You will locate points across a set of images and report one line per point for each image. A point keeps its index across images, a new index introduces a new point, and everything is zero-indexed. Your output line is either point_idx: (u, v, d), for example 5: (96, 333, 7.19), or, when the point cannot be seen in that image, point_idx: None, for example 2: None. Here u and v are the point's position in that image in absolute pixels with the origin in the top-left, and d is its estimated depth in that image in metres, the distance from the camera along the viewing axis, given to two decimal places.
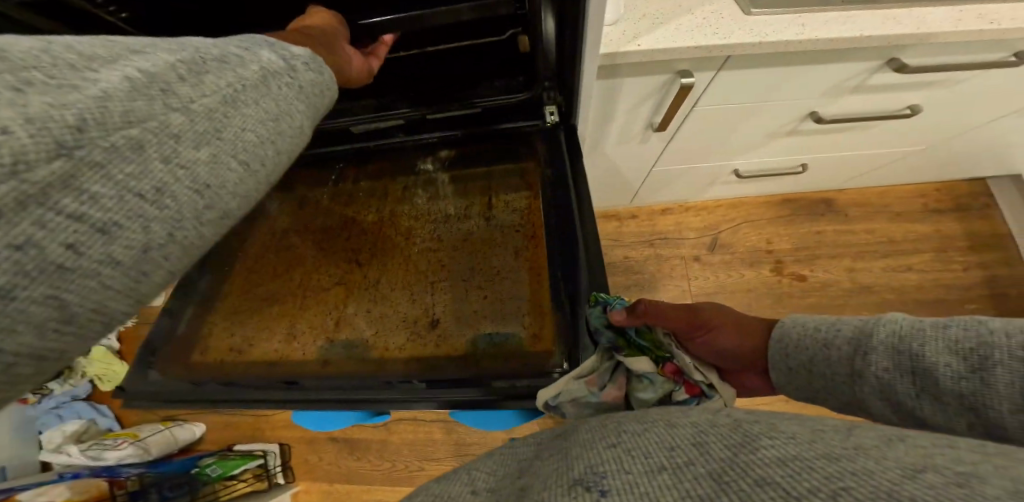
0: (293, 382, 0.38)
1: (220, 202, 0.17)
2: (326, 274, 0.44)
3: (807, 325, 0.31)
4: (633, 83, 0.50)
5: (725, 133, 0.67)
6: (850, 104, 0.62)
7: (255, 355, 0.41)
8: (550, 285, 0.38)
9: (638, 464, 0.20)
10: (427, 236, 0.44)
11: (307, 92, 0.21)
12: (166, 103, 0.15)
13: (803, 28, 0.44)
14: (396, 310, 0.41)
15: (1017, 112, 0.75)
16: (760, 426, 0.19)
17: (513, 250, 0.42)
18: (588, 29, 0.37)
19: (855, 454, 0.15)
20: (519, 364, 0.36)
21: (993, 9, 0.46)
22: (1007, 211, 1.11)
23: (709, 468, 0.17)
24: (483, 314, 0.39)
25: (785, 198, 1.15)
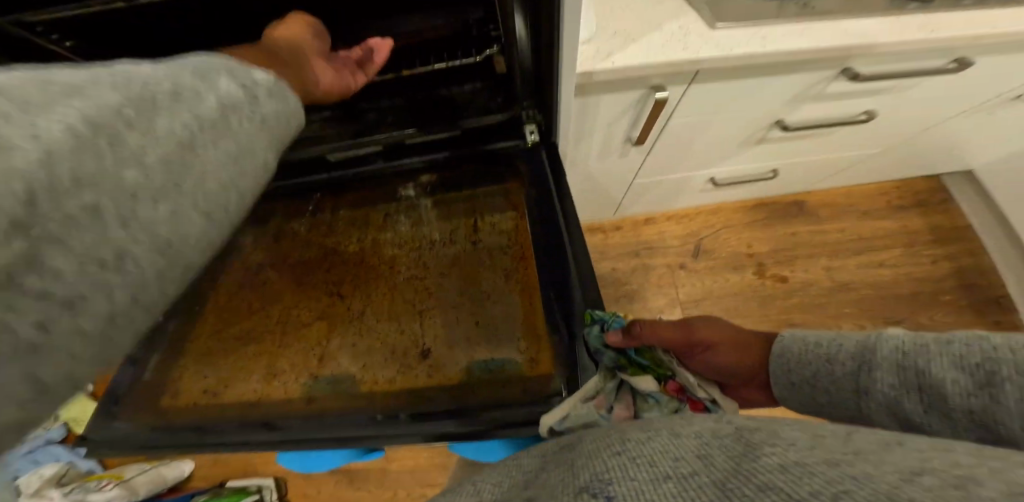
0: (279, 424, 0.36)
1: (189, 243, 0.19)
2: (307, 308, 0.41)
3: (810, 341, 0.32)
4: (610, 99, 0.52)
5: (700, 144, 0.69)
6: (813, 110, 0.65)
7: (230, 397, 0.38)
8: (543, 306, 0.38)
9: (642, 469, 0.19)
10: (412, 264, 0.43)
11: (264, 122, 0.24)
12: (131, 153, 0.16)
13: (765, 40, 0.46)
14: (386, 342, 0.39)
15: (961, 113, 0.81)
16: (759, 435, 0.19)
17: (501, 274, 0.42)
18: (564, 47, 0.38)
19: (851, 462, 0.15)
20: (518, 391, 0.35)
21: (931, 20, 0.50)
22: (963, 204, 1.18)
23: (713, 477, 0.17)
24: (476, 341, 0.38)
25: (759, 203, 1.19)
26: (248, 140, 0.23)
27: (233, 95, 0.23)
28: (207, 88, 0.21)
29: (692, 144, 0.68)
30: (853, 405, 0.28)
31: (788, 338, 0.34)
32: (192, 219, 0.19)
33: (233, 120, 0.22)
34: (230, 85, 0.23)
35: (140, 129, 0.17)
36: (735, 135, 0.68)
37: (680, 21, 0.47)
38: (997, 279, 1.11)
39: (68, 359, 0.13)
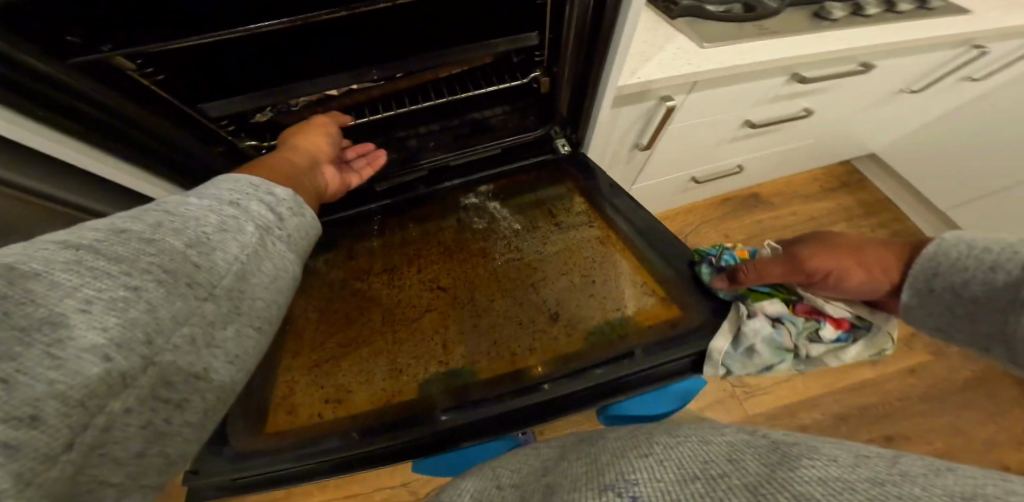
0: (434, 407, 0.39)
1: (242, 356, 0.24)
2: (414, 305, 0.47)
3: (965, 247, 0.32)
4: (631, 109, 0.65)
5: (687, 145, 0.84)
6: (770, 109, 0.82)
7: (359, 399, 0.41)
8: (653, 261, 0.48)
9: (671, 476, 0.24)
10: (506, 252, 0.52)
11: (292, 230, 0.28)
12: (191, 293, 0.21)
13: (742, 54, 0.64)
14: (507, 317, 0.47)
15: (863, 106, 1.04)
16: (800, 450, 0.23)
17: (597, 246, 0.51)
18: (615, 59, 0.51)
19: (898, 481, 0.19)
20: (622, 338, 0.43)
21: (835, 36, 0.70)
22: (877, 182, 1.44)
23: (744, 482, 0.21)
24: (580, 304, 0.47)
25: (724, 198, 1.36)
26: (282, 253, 0.27)
27: (267, 214, 0.26)
28: (246, 213, 0.25)
29: (681, 145, 0.82)
30: (1000, 323, 0.28)
31: (951, 241, 0.33)
32: (253, 327, 0.25)
33: (271, 238, 0.26)
34: (262, 207, 0.27)
35: (202, 267, 0.22)
36: (715, 134, 0.84)
37: (676, 44, 0.63)
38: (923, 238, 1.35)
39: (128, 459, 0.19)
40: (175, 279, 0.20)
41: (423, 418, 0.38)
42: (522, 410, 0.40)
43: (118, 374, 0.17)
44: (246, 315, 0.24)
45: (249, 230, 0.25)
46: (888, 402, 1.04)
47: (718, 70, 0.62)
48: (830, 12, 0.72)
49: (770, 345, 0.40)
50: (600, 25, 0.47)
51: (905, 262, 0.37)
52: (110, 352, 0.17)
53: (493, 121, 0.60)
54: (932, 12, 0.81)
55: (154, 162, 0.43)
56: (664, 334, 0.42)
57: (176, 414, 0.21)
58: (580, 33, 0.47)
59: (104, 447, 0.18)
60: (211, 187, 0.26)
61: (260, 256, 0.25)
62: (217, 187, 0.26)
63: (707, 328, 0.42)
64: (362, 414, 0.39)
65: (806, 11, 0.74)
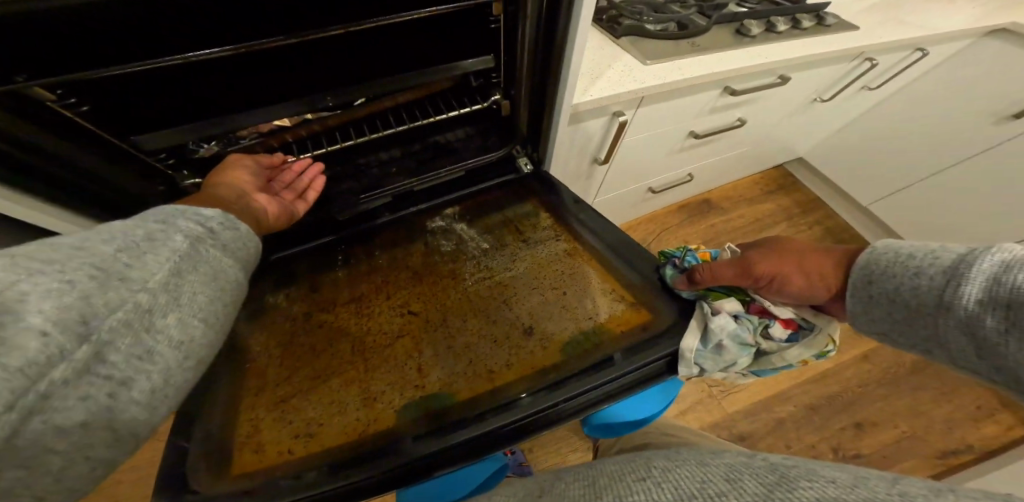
0: (409, 436, 0.36)
1: (189, 350, 0.26)
2: (384, 330, 0.45)
3: (895, 253, 0.36)
4: (585, 126, 0.69)
5: (641, 157, 0.89)
6: (711, 121, 0.90)
7: (332, 432, 0.38)
8: (620, 268, 0.49)
9: (666, 494, 0.23)
10: (476, 270, 0.51)
11: (227, 236, 0.30)
12: (127, 286, 0.22)
13: (682, 70, 0.70)
14: (482, 335, 0.46)
15: (786, 116, 1.17)
16: (800, 472, 0.23)
17: (567, 258, 0.52)
18: (568, 77, 0.54)
19: (897, 500, 0.19)
20: (601, 344, 0.44)
21: (758, 53, 0.79)
22: (807, 182, 1.61)
23: (743, 499, 0.21)
24: (556, 313, 0.47)
25: (679, 206, 1.45)
26: (217, 254, 0.29)
27: (197, 227, 0.28)
28: (173, 225, 0.27)
29: (634, 158, 0.88)
30: (931, 326, 0.33)
31: (883, 248, 0.37)
32: (195, 319, 0.26)
33: (201, 246, 0.28)
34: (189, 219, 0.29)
35: (134, 266, 0.23)
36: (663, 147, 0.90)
37: (624, 61, 0.68)
38: (853, 231, 1.51)
39: (68, 443, 0.20)
40: (107, 274, 0.22)
41: (388, 445, 0.36)
42: (507, 436, 0.37)
43: (55, 347, 0.18)
44: (185, 307, 0.25)
45: (177, 239, 0.27)
46: (847, 385, 1.12)
47: (662, 85, 0.67)
48: (750, 30, 0.82)
49: (735, 340, 0.41)
50: (553, 38, 0.49)
51: (843, 269, 0.40)
52: (49, 326, 0.18)
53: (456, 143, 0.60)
54: (830, 28, 0.94)
55: (74, 197, 0.38)
56: (645, 337, 0.43)
57: (124, 401, 0.22)
58: (533, 49, 0.50)
59: (32, 422, 0.18)
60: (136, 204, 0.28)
61: (190, 255, 0.27)
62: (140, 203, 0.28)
63: (678, 328, 0.43)
64: (334, 452, 0.36)
65: (729, 29, 0.85)
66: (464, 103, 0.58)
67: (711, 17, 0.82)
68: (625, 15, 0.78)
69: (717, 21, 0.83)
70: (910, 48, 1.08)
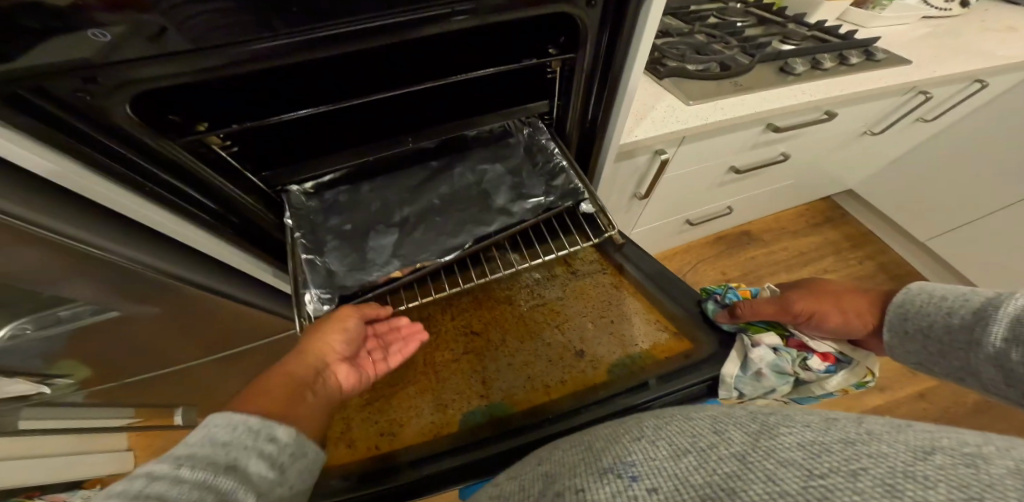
0: (459, 444, 0.42)
1: None
2: (451, 347, 0.55)
3: (927, 294, 0.39)
4: (629, 164, 0.82)
5: (684, 188, 1.02)
6: (751, 157, 1.01)
7: (411, 431, 0.47)
8: (661, 298, 0.52)
9: (663, 452, 0.27)
10: (530, 298, 0.59)
11: (295, 467, 0.31)
12: None
13: (723, 110, 0.79)
14: (537, 356, 0.53)
15: (829, 154, 1.24)
16: (777, 417, 0.27)
17: (613, 289, 0.58)
18: (617, 117, 0.61)
19: (866, 437, 0.23)
20: (641, 365, 0.49)
21: (803, 89, 0.86)
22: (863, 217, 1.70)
23: (733, 449, 0.24)
24: (602, 339, 0.54)
25: (718, 237, 1.59)
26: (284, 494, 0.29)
27: (266, 470, 0.29)
28: (247, 476, 0.27)
29: (678, 188, 1.01)
30: (965, 359, 0.34)
31: (915, 291, 0.40)
32: None
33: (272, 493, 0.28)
34: (262, 459, 0.29)
35: None
36: (705, 180, 1.03)
37: (667, 101, 0.78)
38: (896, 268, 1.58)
39: None
40: None
41: (451, 449, 0.42)
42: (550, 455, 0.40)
43: None
44: None
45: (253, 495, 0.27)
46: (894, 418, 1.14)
47: (704, 123, 0.76)
48: (794, 68, 0.87)
49: (773, 369, 0.43)
50: (605, 87, 0.57)
51: (878, 307, 0.43)
52: None
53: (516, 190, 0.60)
54: (879, 64, 0.94)
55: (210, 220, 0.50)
56: (685, 362, 0.47)
57: None
58: (587, 94, 0.59)
59: None
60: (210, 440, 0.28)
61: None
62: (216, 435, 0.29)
63: (716, 359, 0.46)
64: (411, 448, 0.44)
65: (773, 66, 0.89)
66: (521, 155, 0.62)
67: (754, 57, 0.87)
68: (667, 56, 0.87)
69: (760, 59, 0.88)
70: (966, 80, 1.07)
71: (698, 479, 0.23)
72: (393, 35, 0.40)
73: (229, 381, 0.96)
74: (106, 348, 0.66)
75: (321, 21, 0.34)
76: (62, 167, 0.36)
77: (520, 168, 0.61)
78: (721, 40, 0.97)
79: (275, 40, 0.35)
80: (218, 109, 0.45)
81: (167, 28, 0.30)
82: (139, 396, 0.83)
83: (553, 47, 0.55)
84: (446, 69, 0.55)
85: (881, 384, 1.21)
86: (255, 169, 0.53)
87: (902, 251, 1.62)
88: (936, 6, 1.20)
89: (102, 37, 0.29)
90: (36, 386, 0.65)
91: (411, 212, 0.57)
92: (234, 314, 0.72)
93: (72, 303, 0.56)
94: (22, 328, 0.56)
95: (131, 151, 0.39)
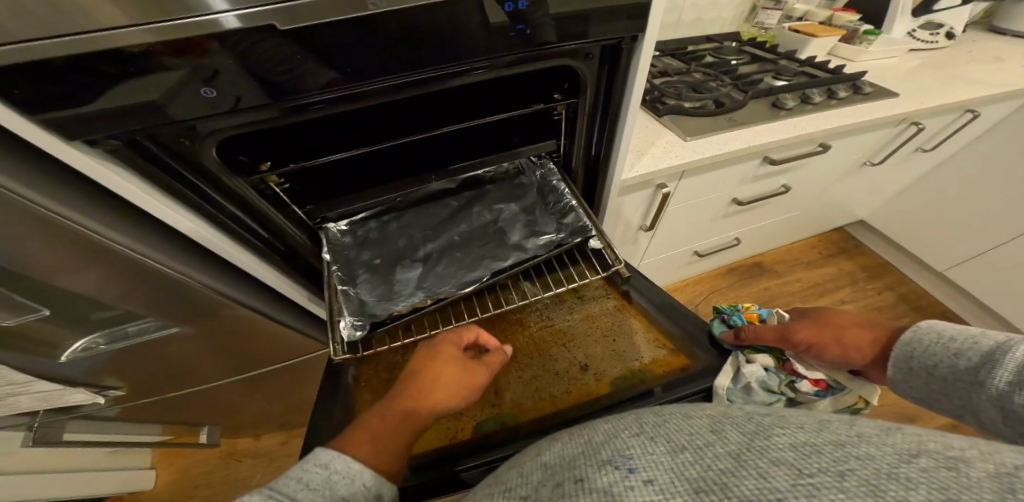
0: (474, 449, 0.47)
1: None
2: None
3: (934, 334, 0.40)
4: (632, 198, 0.88)
5: (692, 222, 1.09)
6: (753, 190, 1.07)
7: (429, 435, 0.51)
8: (662, 320, 0.57)
9: (662, 448, 0.29)
10: (540, 318, 0.64)
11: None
12: None
13: (720, 146, 0.85)
14: (546, 370, 0.57)
15: (833, 187, 1.29)
16: (772, 419, 0.30)
17: (617, 312, 0.62)
18: (618, 155, 0.68)
19: (856, 441, 0.25)
20: (638, 381, 0.53)
21: (798, 124, 0.92)
22: (877, 245, 1.72)
23: (728, 449, 0.27)
24: (605, 355, 0.58)
25: (731, 268, 1.64)
26: None
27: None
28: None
29: (686, 222, 1.08)
30: (966, 398, 0.35)
31: (924, 330, 0.41)
32: None
33: None
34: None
35: None
36: (711, 212, 1.09)
37: (665, 138, 0.86)
38: (917, 300, 1.58)
39: None
40: None
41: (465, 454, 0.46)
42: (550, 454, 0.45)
43: None
44: None
45: None
46: None
47: (701, 157, 0.83)
48: (784, 104, 0.94)
49: (762, 387, 0.48)
50: (606, 130, 0.64)
51: (884, 343, 0.45)
52: None
53: (523, 221, 0.67)
54: (867, 97, 1.00)
55: (263, 242, 0.59)
56: (677, 378, 0.51)
57: None
58: (589, 136, 0.66)
59: None
60: (285, 481, 0.33)
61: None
62: (293, 474, 0.33)
63: (713, 370, 0.50)
64: (428, 451, 0.48)
65: (765, 102, 0.97)
66: (532, 191, 0.70)
67: (748, 93, 0.95)
68: (666, 95, 0.96)
69: (753, 95, 0.96)
70: (958, 110, 1.12)
71: (694, 473, 0.25)
72: (418, 87, 0.47)
73: (257, 401, 1.01)
74: (153, 366, 0.73)
75: (362, 78, 0.42)
76: (150, 197, 0.45)
77: (533, 206, 0.68)
78: (716, 78, 1.05)
79: (326, 95, 0.43)
80: (272, 150, 0.55)
81: (219, 71, 0.37)
82: (179, 414, 0.90)
83: (557, 92, 0.63)
84: (460, 114, 0.64)
85: (906, 415, 1.21)
86: (301, 203, 0.62)
87: (920, 279, 1.62)
88: (922, 39, 1.27)
89: (208, 94, 0.38)
90: (93, 395, 0.72)
91: (434, 248, 0.65)
92: (268, 334, 0.79)
93: (139, 320, 0.64)
94: (94, 342, 0.65)
95: (204, 186, 0.48)
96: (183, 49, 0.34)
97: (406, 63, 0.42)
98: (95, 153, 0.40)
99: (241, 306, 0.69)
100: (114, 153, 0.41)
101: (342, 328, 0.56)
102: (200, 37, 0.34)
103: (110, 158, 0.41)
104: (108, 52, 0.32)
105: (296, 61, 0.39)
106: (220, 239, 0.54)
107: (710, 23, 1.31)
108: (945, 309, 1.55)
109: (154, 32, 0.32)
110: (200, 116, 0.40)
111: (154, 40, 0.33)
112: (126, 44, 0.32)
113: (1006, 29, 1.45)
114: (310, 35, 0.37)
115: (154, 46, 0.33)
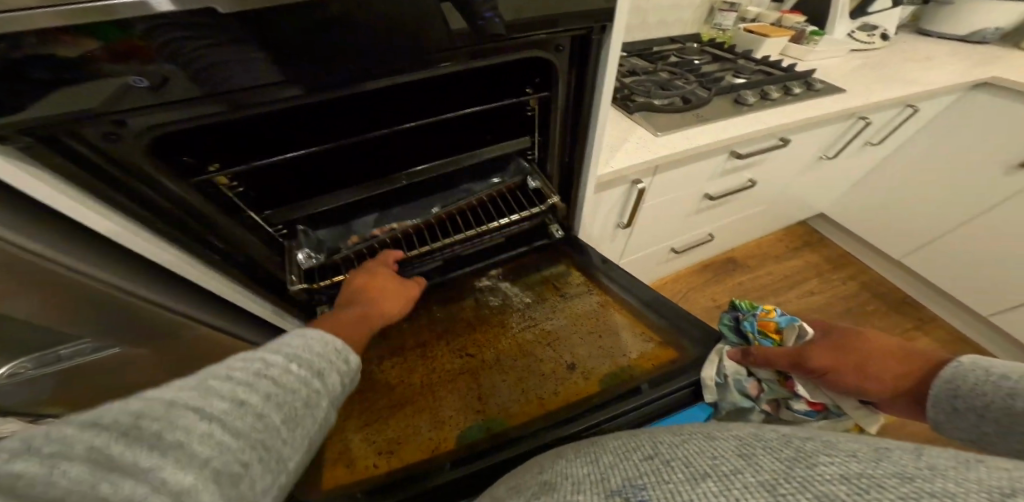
0: (456, 459, 0.44)
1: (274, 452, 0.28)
2: (449, 368, 0.56)
3: (979, 371, 0.36)
4: (607, 197, 0.89)
5: (667, 219, 1.12)
6: (721, 185, 1.10)
7: (409, 449, 0.47)
8: (646, 316, 0.57)
9: (677, 475, 0.27)
10: (522, 319, 0.62)
11: (342, 364, 0.36)
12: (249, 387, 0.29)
13: (689, 141, 0.87)
14: (531, 372, 0.55)
15: (792, 182, 1.35)
16: (815, 444, 0.27)
17: (602, 309, 0.61)
18: (592, 154, 0.67)
19: (932, 475, 0.22)
20: (629, 379, 0.52)
21: (759, 118, 0.96)
22: (835, 236, 1.83)
23: (757, 477, 0.24)
24: (591, 353, 0.56)
25: (704, 265, 1.69)
26: (331, 385, 0.34)
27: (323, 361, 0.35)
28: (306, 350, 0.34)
29: (661, 218, 1.10)
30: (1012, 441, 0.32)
31: (968, 365, 0.37)
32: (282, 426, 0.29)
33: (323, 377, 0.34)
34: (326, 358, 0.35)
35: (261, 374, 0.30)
36: (684, 209, 1.12)
37: (637, 134, 0.87)
38: (875, 287, 1.68)
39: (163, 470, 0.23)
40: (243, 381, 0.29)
41: (452, 463, 0.44)
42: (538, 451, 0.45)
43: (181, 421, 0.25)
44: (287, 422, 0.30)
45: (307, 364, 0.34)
46: None
47: (675, 152, 0.84)
48: (746, 99, 0.97)
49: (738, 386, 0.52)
50: (580, 126, 0.63)
51: (918, 378, 0.42)
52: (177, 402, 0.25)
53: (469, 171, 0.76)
54: (819, 92, 1.06)
55: (224, 259, 0.54)
56: (668, 374, 0.51)
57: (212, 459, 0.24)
58: (566, 132, 0.64)
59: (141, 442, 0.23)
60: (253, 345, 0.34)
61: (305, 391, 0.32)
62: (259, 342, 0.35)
63: (699, 363, 0.51)
64: (410, 465, 0.45)
65: (729, 99, 1.01)
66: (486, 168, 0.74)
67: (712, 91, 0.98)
68: (635, 92, 0.97)
69: (717, 92, 1.00)
70: (898, 106, 1.21)
71: None
72: (390, 79, 0.44)
73: None
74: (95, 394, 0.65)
75: (325, 69, 0.38)
76: (80, 204, 0.40)
77: None
78: (682, 76, 1.07)
79: (285, 84, 0.38)
80: (222, 150, 0.51)
81: (170, 77, 0.34)
82: None
83: (530, 87, 0.63)
84: (423, 109, 0.61)
85: None
86: (258, 207, 0.58)
87: (876, 266, 1.73)
88: (860, 40, 1.37)
89: (141, 84, 0.33)
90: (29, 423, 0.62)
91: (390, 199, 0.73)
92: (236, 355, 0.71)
93: (74, 341, 0.56)
94: (21, 367, 0.56)
95: (160, 196, 0.44)
96: (119, 51, 0.31)
97: (370, 53, 0.39)
98: (7, 149, 0.34)
99: (203, 324, 0.63)
100: (31, 153, 0.35)
101: (299, 254, 0.62)
102: (142, 40, 0.31)
103: (28, 158, 0.35)
104: (39, 55, 0.29)
105: (242, 45, 0.34)
106: (169, 251, 0.49)
107: (672, 25, 1.35)
108: (901, 294, 1.66)
109: (67, 16, 0.28)
110: (139, 109, 0.35)
111: (91, 43, 0.30)
112: (53, 45, 0.29)
113: (930, 30, 1.58)
114: (247, 14, 0.32)
115: (91, 38, 0.29)
